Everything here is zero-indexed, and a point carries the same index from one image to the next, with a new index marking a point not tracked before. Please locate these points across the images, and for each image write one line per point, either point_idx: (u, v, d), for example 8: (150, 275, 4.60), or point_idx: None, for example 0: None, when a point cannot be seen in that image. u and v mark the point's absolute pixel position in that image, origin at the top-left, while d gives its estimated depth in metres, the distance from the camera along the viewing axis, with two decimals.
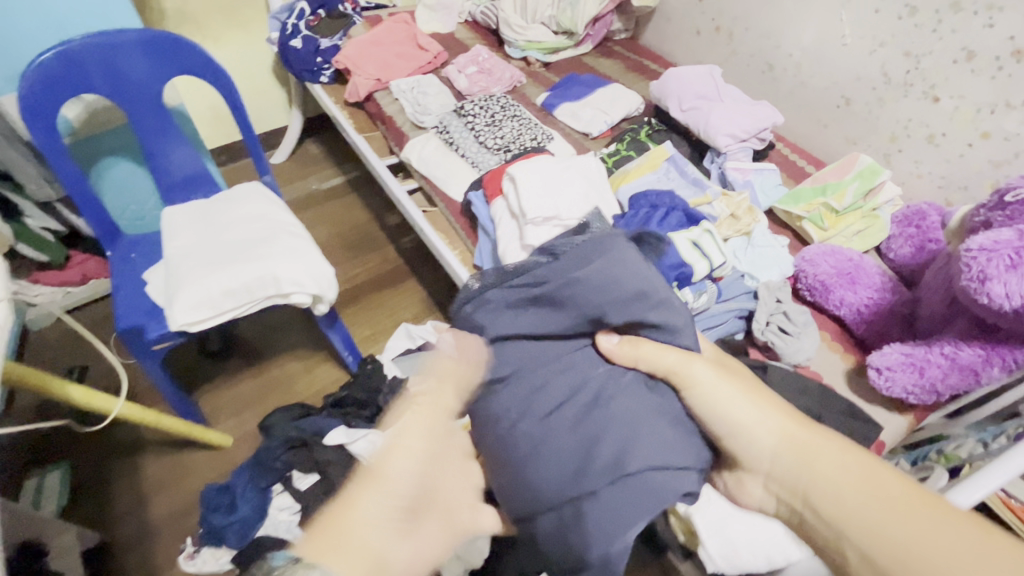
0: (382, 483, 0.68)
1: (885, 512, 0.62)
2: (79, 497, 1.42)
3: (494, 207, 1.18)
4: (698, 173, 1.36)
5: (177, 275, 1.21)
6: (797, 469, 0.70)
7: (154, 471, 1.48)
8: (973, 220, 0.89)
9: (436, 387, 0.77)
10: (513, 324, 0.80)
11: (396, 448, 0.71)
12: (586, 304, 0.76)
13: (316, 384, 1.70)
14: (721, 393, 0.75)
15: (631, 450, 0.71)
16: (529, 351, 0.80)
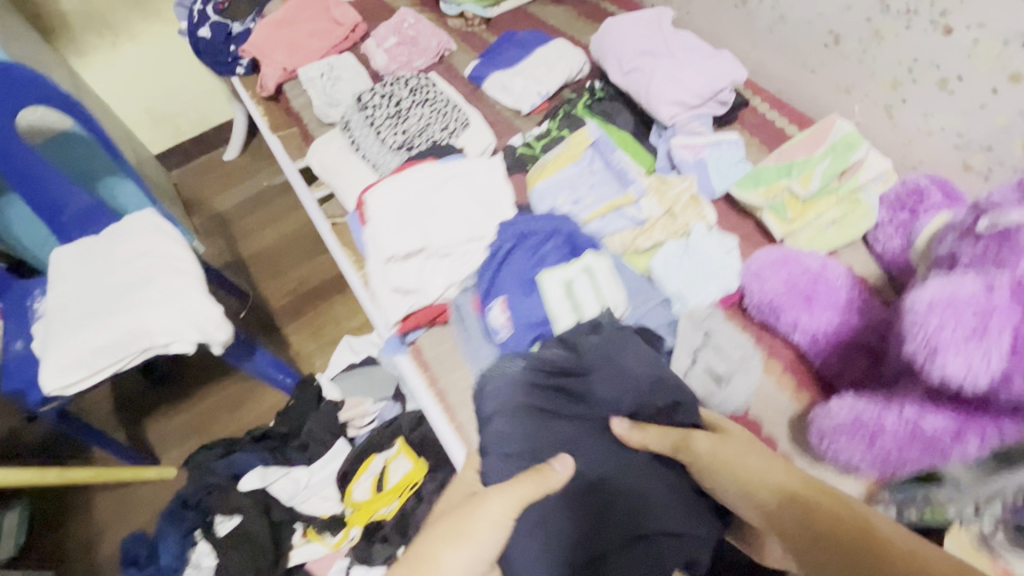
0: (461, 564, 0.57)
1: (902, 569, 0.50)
2: (36, 535, 1.46)
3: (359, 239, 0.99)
4: (627, 161, 1.10)
5: (53, 333, 1.14)
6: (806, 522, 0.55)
7: (102, 505, 1.49)
8: (941, 249, 0.67)
9: (524, 492, 0.62)
10: (528, 404, 0.74)
11: (476, 533, 0.59)
12: (603, 393, 0.73)
13: (261, 406, 1.65)
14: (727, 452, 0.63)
15: (649, 515, 0.67)
16: (548, 438, 0.72)
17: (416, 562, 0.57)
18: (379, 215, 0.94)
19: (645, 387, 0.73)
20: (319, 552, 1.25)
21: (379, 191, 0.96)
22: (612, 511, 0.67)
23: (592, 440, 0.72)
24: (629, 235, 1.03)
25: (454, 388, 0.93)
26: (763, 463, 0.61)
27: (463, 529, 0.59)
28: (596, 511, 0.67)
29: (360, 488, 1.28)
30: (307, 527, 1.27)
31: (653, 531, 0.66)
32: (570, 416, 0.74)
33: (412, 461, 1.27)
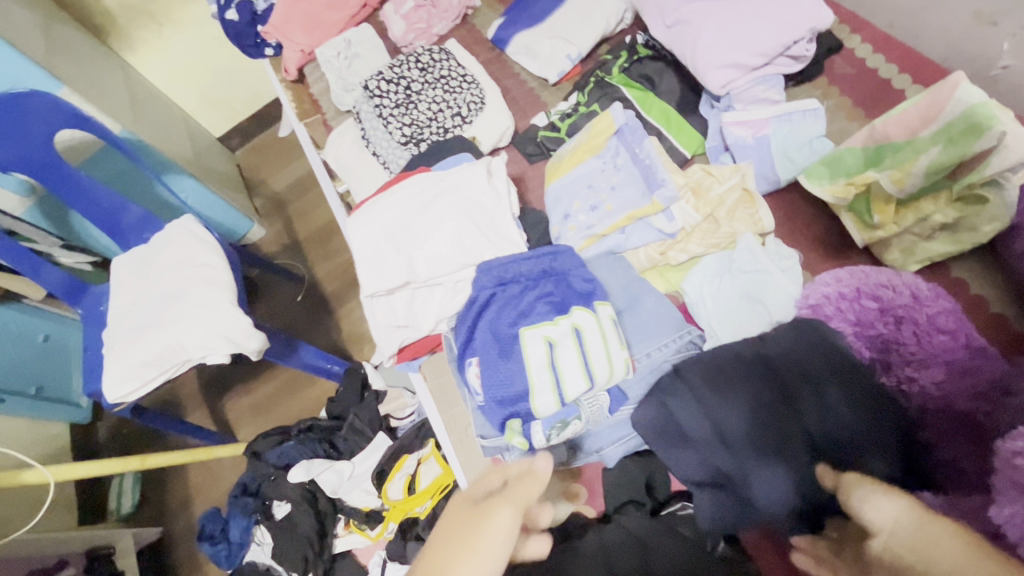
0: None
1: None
2: (149, 494, 1.70)
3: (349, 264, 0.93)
4: (658, 153, 0.88)
5: (111, 344, 1.25)
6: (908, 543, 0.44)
7: (193, 475, 1.70)
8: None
9: (528, 488, 0.50)
10: (817, 329, 0.70)
11: (488, 551, 0.44)
12: (866, 386, 0.66)
13: (318, 389, 1.74)
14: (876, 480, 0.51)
15: (764, 453, 0.64)
16: (809, 354, 0.69)
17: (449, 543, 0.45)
18: (360, 245, 0.87)
19: (896, 418, 0.65)
20: (362, 542, 1.33)
21: (360, 216, 0.89)
22: (768, 412, 0.66)
23: (826, 391, 0.66)
24: (656, 250, 0.86)
25: (448, 430, 0.86)
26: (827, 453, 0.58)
27: (470, 544, 0.43)
28: (758, 414, 0.66)
29: (394, 488, 1.29)
30: (348, 519, 1.35)
31: (763, 446, 0.65)
32: (843, 369, 0.67)
33: (442, 466, 1.26)
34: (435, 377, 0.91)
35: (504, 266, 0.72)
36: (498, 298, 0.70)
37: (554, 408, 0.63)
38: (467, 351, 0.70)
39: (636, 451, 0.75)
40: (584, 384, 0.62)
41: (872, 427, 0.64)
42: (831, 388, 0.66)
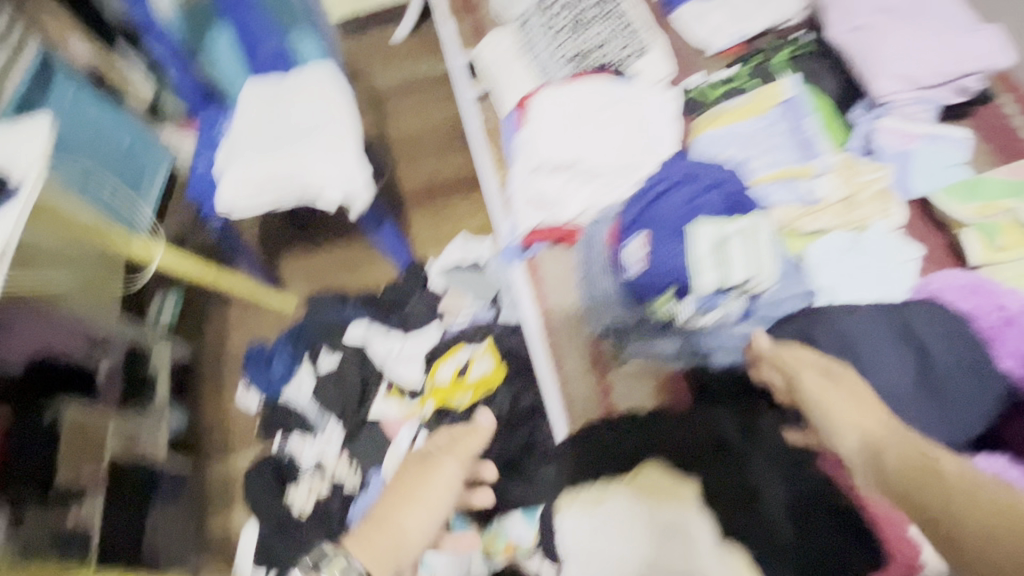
0: (422, 533, 0.90)
1: (973, 509, 0.61)
2: (187, 318, 1.74)
3: (514, 135, 1.00)
4: (817, 132, 0.98)
5: (232, 156, 1.31)
6: (913, 470, 0.66)
7: (236, 314, 1.74)
8: None
9: (465, 450, 0.98)
10: (949, 311, 0.81)
11: (434, 497, 0.92)
12: (985, 366, 0.77)
13: (375, 273, 1.79)
14: (835, 400, 0.73)
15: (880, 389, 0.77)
16: (941, 328, 0.80)
17: (388, 519, 0.90)
18: (539, 117, 0.94)
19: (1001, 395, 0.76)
20: (393, 413, 1.37)
21: (546, 94, 0.97)
22: (891, 359, 0.78)
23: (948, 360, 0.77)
24: (794, 212, 0.93)
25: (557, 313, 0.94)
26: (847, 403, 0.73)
27: (419, 492, 0.92)
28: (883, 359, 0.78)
29: (444, 370, 1.36)
30: (392, 385, 1.39)
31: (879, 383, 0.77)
32: (967, 346, 0.79)
33: (495, 363, 1.34)
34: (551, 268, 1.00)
35: (683, 171, 0.86)
36: (680, 192, 0.84)
37: (709, 291, 0.80)
38: (636, 227, 0.85)
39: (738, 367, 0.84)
40: (736, 269, 0.79)
41: (976, 398, 0.76)
42: (952, 359, 0.78)
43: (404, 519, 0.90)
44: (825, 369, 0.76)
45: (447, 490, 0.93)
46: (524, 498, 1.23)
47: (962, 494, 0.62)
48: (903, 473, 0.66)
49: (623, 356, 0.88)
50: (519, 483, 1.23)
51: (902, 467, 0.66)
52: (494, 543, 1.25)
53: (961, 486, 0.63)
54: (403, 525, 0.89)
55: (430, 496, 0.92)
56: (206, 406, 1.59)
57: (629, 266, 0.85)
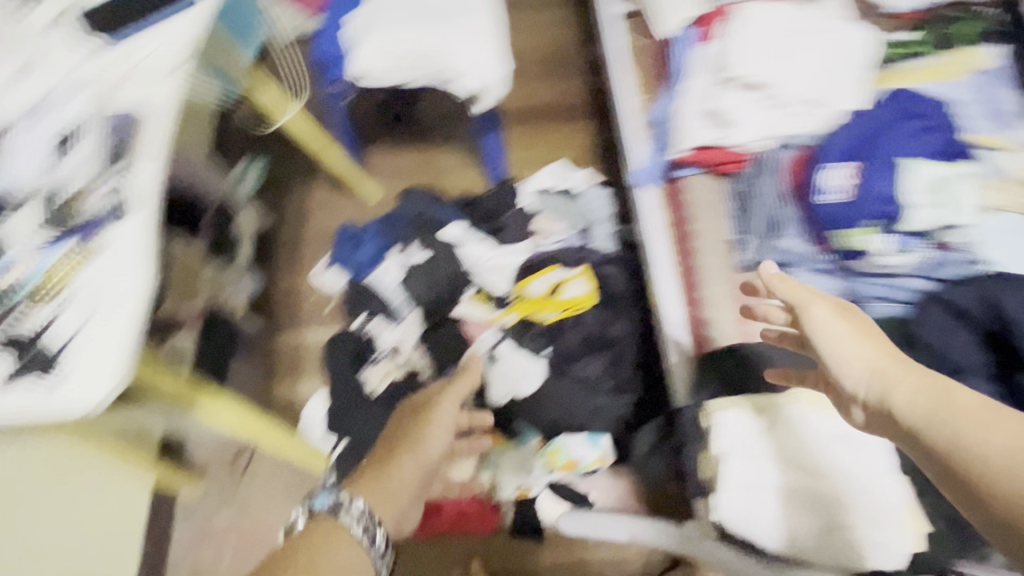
0: (416, 464, 0.99)
1: (985, 430, 0.64)
2: (266, 187, 1.71)
3: (708, 54, 1.15)
4: (1015, 106, 1.01)
5: (367, 21, 1.24)
6: (925, 406, 0.70)
7: (317, 194, 1.71)
8: None
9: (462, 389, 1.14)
10: None
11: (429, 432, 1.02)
12: None
13: (461, 181, 1.74)
14: (833, 331, 0.83)
15: None
16: None
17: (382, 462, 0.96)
18: (740, 42, 1.10)
19: None
20: (476, 315, 1.36)
21: (750, 23, 1.11)
22: None
23: None
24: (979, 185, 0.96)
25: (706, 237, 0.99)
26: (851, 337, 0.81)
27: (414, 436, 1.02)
28: None
29: (536, 285, 1.36)
30: (479, 290, 1.39)
31: None
32: None
33: (590, 286, 1.34)
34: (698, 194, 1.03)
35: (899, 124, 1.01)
36: (890, 138, 1.00)
37: (913, 230, 0.96)
38: (844, 159, 1.00)
39: (901, 315, 0.93)
40: (909, 200, 0.96)
41: None
42: None
43: (396, 467, 0.96)
44: (836, 309, 0.85)
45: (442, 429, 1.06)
46: (596, 418, 1.26)
47: (968, 426, 0.65)
48: (916, 407, 0.71)
49: (789, 274, 0.97)
50: (593, 404, 1.26)
51: (913, 405, 0.71)
52: (556, 461, 1.27)
53: (976, 416, 0.66)
54: (400, 466, 0.97)
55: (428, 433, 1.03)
56: (280, 276, 1.59)
57: (827, 188, 1.00)
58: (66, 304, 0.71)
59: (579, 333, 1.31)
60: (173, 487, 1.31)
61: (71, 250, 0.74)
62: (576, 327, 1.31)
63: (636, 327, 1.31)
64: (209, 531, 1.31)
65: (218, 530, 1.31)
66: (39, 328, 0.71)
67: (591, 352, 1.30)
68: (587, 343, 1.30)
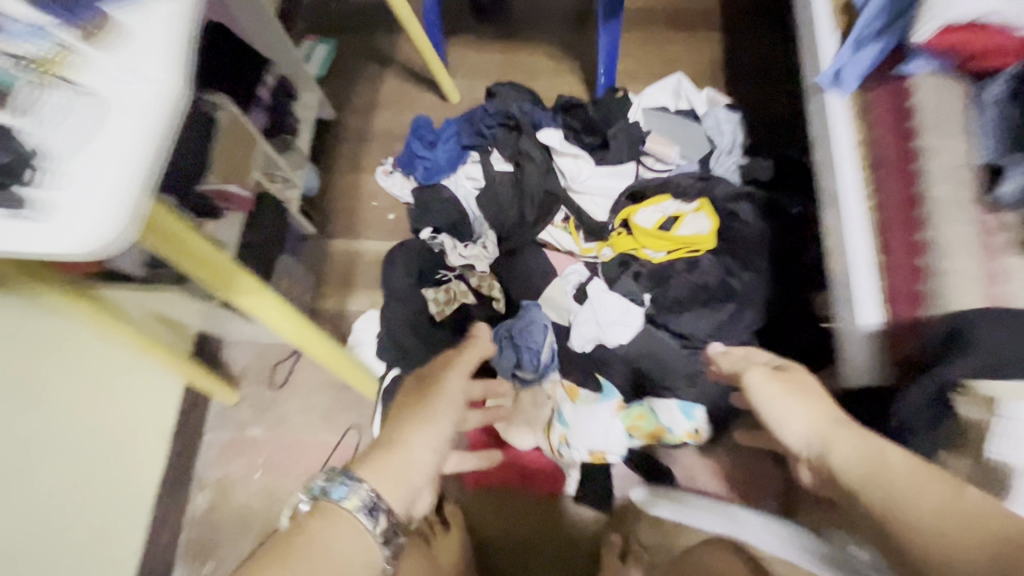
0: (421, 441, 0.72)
1: (922, 488, 0.53)
2: (334, 77, 1.49)
3: None
4: None
5: None
6: (865, 470, 0.58)
7: (390, 89, 1.48)
8: None
9: (466, 358, 0.83)
10: None
11: (438, 418, 0.74)
12: None
13: (554, 91, 1.45)
14: (763, 393, 0.70)
15: None
16: None
17: (390, 442, 0.71)
18: None
19: None
20: (567, 246, 1.14)
21: None
22: None
23: None
24: None
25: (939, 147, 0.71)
26: (791, 401, 0.68)
27: (423, 410, 0.75)
28: None
29: (644, 216, 1.11)
30: (570, 217, 1.14)
31: None
32: None
33: (713, 221, 1.08)
34: (928, 98, 0.74)
35: None
36: None
37: None
38: None
39: None
40: None
41: None
42: None
43: (406, 436, 0.71)
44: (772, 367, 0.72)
45: (460, 394, 0.78)
46: (696, 382, 1.04)
47: (893, 494, 0.54)
48: (855, 471, 0.59)
49: None
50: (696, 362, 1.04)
51: (849, 467, 0.59)
52: (641, 429, 1.04)
53: (909, 474, 0.55)
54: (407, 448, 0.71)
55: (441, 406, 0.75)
56: (337, 174, 1.39)
57: None
58: (70, 101, 0.53)
59: (687, 276, 1.06)
60: (205, 389, 1.14)
61: (80, 38, 0.55)
62: (685, 272, 1.06)
63: (762, 279, 1.05)
64: (240, 440, 1.18)
65: (250, 442, 1.18)
66: (28, 126, 0.52)
67: (703, 300, 1.05)
68: (696, 291, 1.05)
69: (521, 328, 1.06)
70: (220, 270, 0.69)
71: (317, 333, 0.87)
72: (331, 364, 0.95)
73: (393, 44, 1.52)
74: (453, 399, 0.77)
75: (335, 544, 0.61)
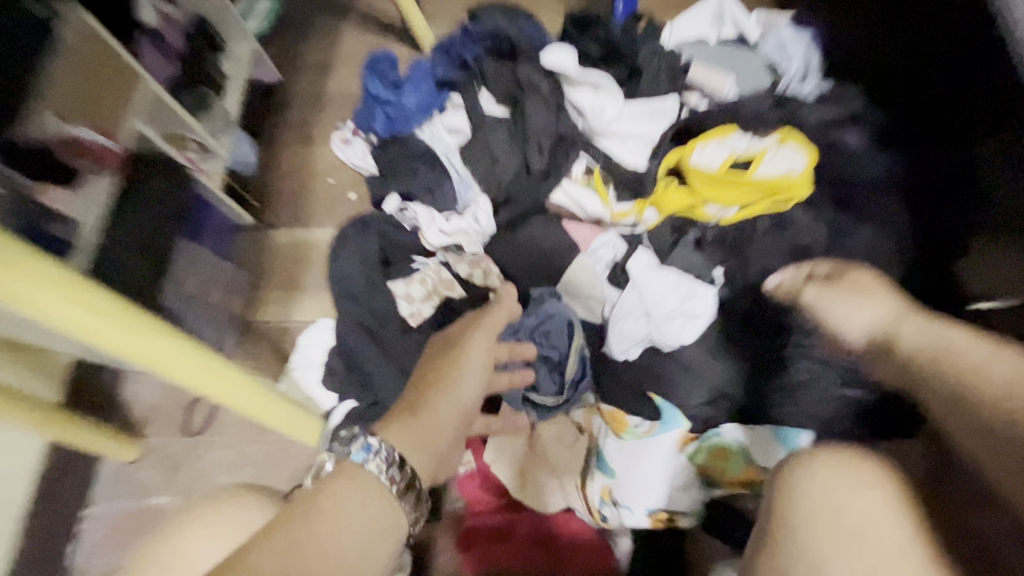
0: (453, 407, 0.53)
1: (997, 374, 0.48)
2: (280, 32, 1.19)
3: None
4: None
5: None
6: (940, 357, 0.53)
7: (349, 42, 1.17)
8: None
9: (494, 321, 0.59)
10: None
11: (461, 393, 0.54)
12: None
13: None
14: (830, 300, 0.63)
15: None
16: None
17: (406, 413, 0.52)
18: None
19: None
20: (591, 209, 0.80)
21: None
22: None
23: None
24: None
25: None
26: (856, 300, 0.61)
27: (443, 381, 0.54)
28: None
29: (704, 155, 0.78)
30: (595, 167, 0.81)
31: None
32: None
33: (807, 153, 0.74)
34: None
35: None
36: None
37: None
38: None
39: None
40: None
41: None
42: None
43: (425, 410, 0.53)
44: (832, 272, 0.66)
45: (485, 373, 0.56)
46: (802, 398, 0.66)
47: (962, 376, 0.50)
48: (920, 358, 0.54)
49: None
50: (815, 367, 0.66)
51: (923, 345, 0.55)
52: (724, 469, 0.68)
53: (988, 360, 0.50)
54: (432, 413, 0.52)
55: (464, 380, 0.55)
56: (281, 148, 1.07)
57: None
58: None
59: (773, 240, 0.72)
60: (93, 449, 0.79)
61: None
62: (767, 234, 0.73)
63: (898, 232, 0.72)
64: (143, 513, 0.83)
65: (155, 514, 0.83)
66: None
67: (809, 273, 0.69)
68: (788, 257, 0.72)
69: (534, 331, 0.72)
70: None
71: (171, 337, 0.48)
72: (222, 398, 0.55)
73: None
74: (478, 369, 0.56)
75: (352, 511, 0.45)
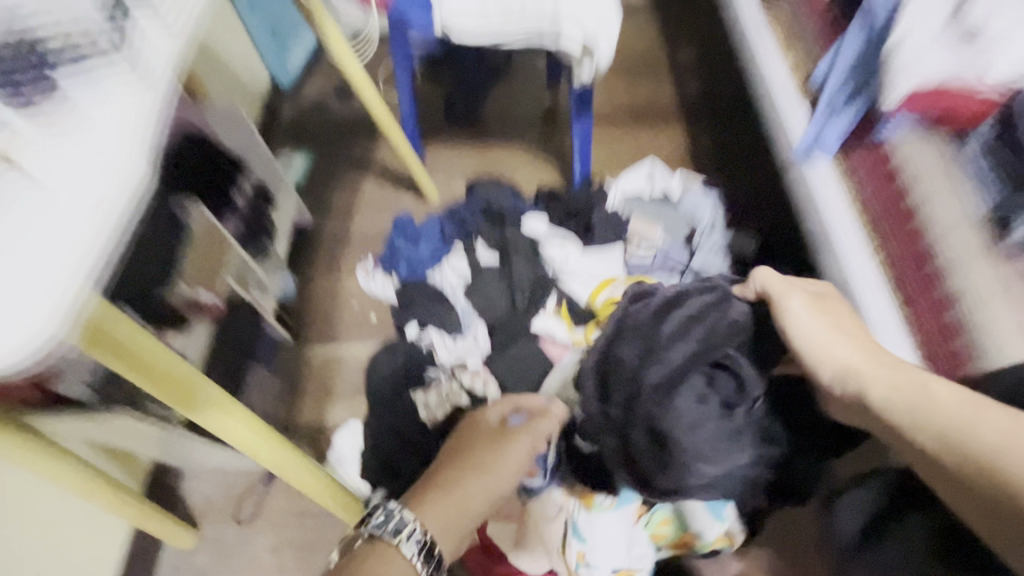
0: (484, 486, 0.75)
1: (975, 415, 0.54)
2: (312, 185, 1.50)
3: None
4: None
5: None
6: (905, 399, 0.60)
7: (368, 193, 1.49)
8: None
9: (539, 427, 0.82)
10: None
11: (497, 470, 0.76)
12: None
13: (532, 184, 1.49)
14: (804, 324, 0.70)
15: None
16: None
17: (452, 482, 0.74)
18: None
19: None
20: (560, 335, 1.05)
21: None
22: None
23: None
24: None
25: (945, 231, 0.75)
26: (829, 337, 0.69)
27: (490, 455, 0.77)
28: None
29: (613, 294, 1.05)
30: (564, 301, 1.08)
31: None
32: None
33: None
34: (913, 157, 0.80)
35: None
36: None
37: None
38: None
39: None
40: None
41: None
42: None
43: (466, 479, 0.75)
44: (812, 301, 0.72)
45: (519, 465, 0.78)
46: None
47: (956, 429, 0.55)
48: (894, 398, 0.61)
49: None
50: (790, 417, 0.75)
51: (891, 398, 0.62)
52: (665, 536, 0.93)
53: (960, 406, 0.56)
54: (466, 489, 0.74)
55: (497, 465, 0.76)
56: (314, 278, 1.34)
57: None
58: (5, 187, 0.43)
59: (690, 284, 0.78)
60: (160, 534, 0.97)
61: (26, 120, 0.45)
62: None
63: None
64: None
65: None
66: None
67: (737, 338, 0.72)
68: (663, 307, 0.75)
69: None
70: (163, 375, 0.55)
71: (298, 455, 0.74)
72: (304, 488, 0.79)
73: (371, 151, 1.56)
74: (517, 456, 0.78)
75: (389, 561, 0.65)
